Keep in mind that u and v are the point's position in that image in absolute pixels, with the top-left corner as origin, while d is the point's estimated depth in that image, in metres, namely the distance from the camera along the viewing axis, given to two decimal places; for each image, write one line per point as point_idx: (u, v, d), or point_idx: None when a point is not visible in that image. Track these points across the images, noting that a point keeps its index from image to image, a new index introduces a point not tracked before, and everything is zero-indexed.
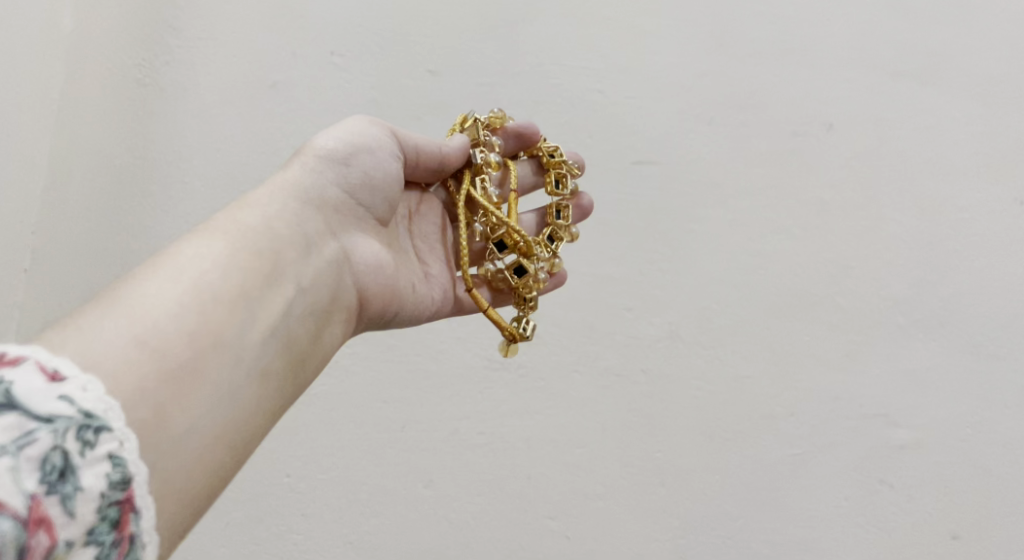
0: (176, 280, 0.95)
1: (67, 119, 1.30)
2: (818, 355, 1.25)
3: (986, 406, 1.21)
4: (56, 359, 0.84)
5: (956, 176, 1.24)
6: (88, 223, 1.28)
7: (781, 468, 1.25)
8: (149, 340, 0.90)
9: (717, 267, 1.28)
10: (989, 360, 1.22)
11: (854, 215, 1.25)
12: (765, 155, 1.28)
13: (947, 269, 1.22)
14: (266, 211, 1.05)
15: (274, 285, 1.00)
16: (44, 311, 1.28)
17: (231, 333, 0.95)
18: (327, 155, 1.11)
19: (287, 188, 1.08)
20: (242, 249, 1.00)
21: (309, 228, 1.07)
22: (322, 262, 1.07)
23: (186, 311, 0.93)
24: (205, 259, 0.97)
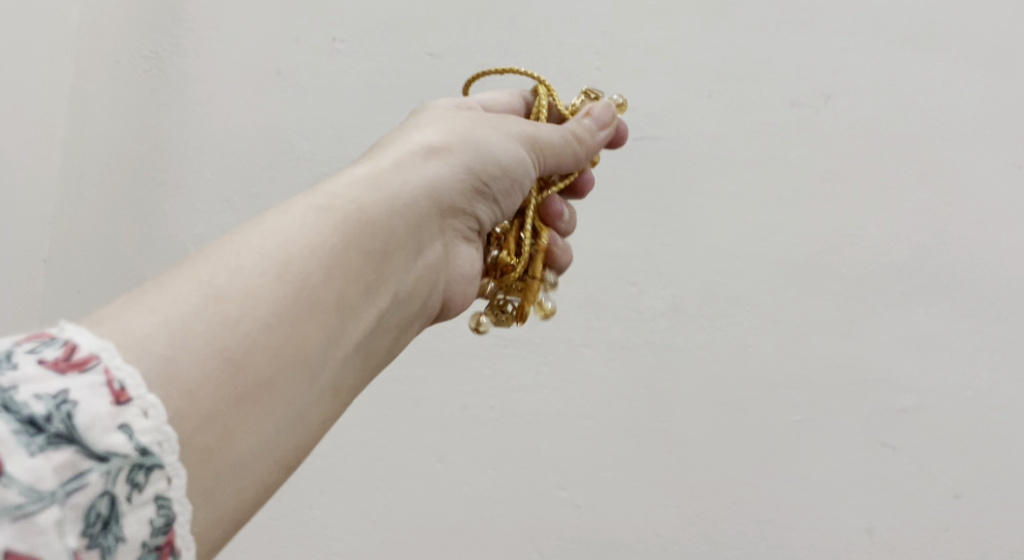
0: (274, 285, 0.86)
1: (78, 111, 1.43)
2: (820, 323, 1.28)
3: (986, 367, 1.26)
4: (129, 376, 0.78)
5: (955, 142, 1.27)
6: (103, 213, 1.42)
7: (785, 435, 1.29)
8: (240, 354, 0.83)
9: (719, 239, 1.30)
10: (989, 321, 1.26)
11: (853, 183, 1.29)
12: (764, 126, 1.30)
13: (946, 234, 1.27)
14: (388, 207, 0.94)
15: (373, 298, 0.93)
16: (67, 298, 1.42)
17: (319, 354, 0.87)
18: (468, 151, 1.01)
19: (417, 182, 0.97)
20: (352, 256, 0.90)
21: (418, 231, 0.97)
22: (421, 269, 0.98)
23: (277, 325, 0.85)
24: (310, 262, 0.88)
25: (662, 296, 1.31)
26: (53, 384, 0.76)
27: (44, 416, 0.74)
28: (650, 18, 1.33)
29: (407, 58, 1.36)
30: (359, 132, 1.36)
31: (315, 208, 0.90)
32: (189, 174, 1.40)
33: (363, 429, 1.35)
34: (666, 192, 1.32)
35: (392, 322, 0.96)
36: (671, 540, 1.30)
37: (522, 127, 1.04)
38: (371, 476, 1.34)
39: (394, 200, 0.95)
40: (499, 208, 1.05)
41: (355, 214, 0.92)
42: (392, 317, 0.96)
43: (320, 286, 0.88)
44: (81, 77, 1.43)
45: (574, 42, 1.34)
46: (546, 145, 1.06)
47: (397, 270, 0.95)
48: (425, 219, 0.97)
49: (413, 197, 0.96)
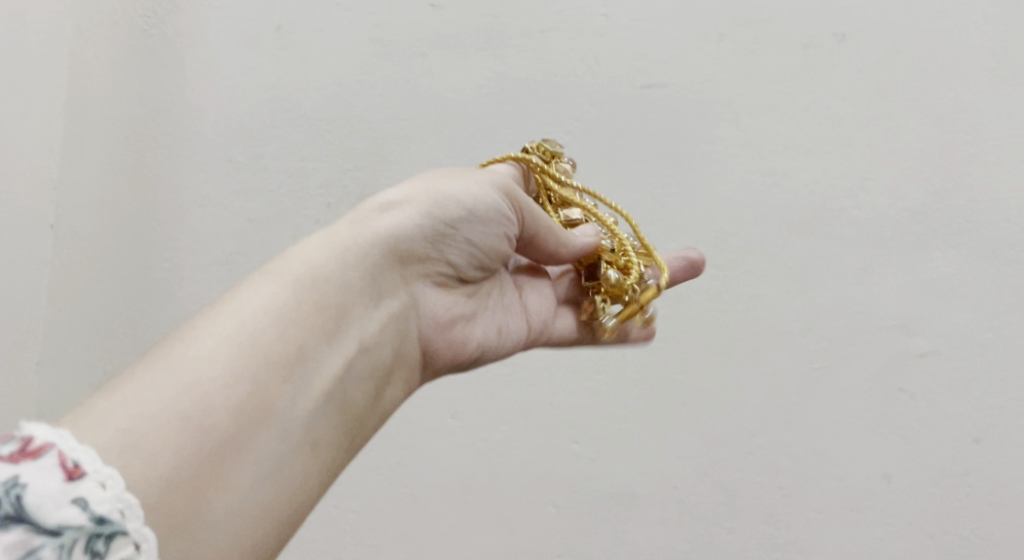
0: (233, 347, 0.92)
1: (77, 74, 1.42)
2: (834, 270, 1.27)
3: (1004, 309, 1.24)
4: (81, 451, 0.84)
5: (972, 81, 1.25)
6: (108, 176, 1.41)
7: (800, 383, 1.28)
8: (195, 418, 0.89)
9: (731, 186, 1.29)
10: (1008, 263, 1.24)
11: (867, 125, 1.26)
12: (775, 70, 1.28)
13: (963, 177, 1.25)
14: (343, 267, 0.99)
15: (339, 349, 0.97)
16: (75, 262, 1.42)
17: (285, 405, 0.93)
18: (426, 203, 1.03)
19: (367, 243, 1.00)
20: (306, 311, 0.96)
21: (376, 284, 1.01)
22: (389, 316, 1.01)
23: (237, 386, 0.91)
24: (261, 323, 0.94)
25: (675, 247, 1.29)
26: (5, 472, 0.82)
27: None
28: None
29: (410, 11, 1.35)
30: (363, 89, 1.35)
31: (272, 274, 0.97)
32: (192, 135, 1.39)
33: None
34: (676, 141, 1.30)
35: (364, 374, 0.99)
36: (686, 491, 1.29)
37: (481, 178, 1.06)
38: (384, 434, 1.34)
39: (338, 257, 0.99)
40: (472, 250, 1.05)
41: (311, 275, 0.97)
42: (369, 365, 0.99)
43: (279, 344, 0.93)
44: (79, 38, 1.41)
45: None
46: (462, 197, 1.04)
47: (355, 321, 0.98)
48: (382, 271, 1.01)
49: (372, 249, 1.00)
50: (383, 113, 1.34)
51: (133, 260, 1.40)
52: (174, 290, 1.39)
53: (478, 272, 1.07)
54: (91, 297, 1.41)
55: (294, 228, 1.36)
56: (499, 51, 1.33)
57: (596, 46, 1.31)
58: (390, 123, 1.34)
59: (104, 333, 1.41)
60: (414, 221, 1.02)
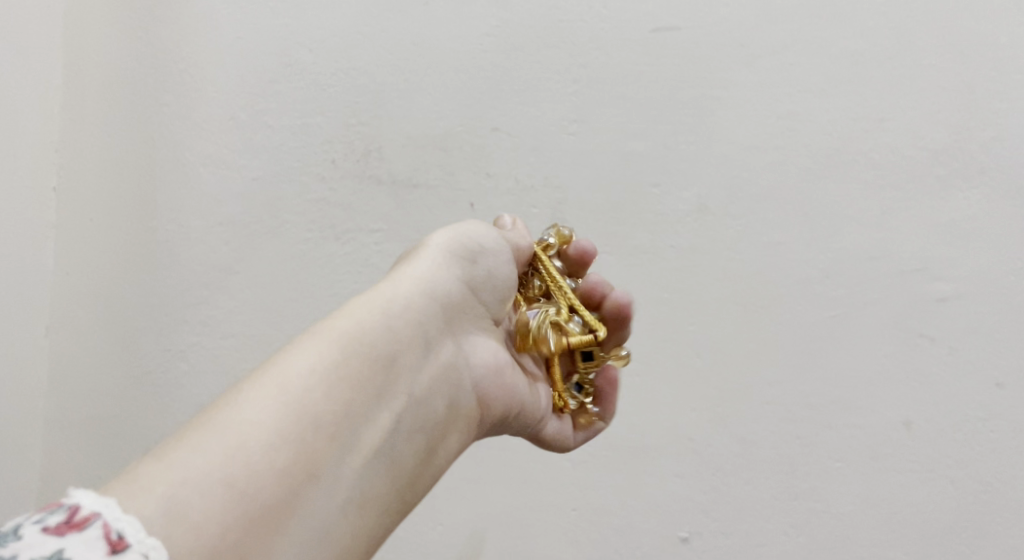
0: (281, 406, 0.94)
1: (73, 40, 1.48)
2: (852, 215, 1.27)
3: None
4: (125, 520, 0.84)
5: (995, 16, 1.25)
6: (104, 140, 1.46)
7: (820, 329, 1.28)
8: (242, 479, 0.90)
9: (745, 133, 1.30)
10: None
11: (886, 65, 1.27)
12: (792, 12, 1.29)
13: (988, 114, 1.25)
14: (387, 322, 1.03)
15: (387, 405, 1.00)
16: (81, 225, 1.47)
17: (337, 460, 0.96)
18: (449, 255, 1.09)
19: (404, 297, 1.05)
20: (353, 367, 0.99)
21: (418, 338, 1.04)
22: (434, 369, 1.05)
23: (286, 443, 0.93)
24: (308, 382, 0.96)
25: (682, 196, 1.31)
26: (50, 545, 0.81)
27: None
28: None
29: None
30: (369, 43, 1.40)
31: (319, 333, 1.00)
32: (194, 95, 1.45)
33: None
34: (681, 88, 1.31)
35: (411, 427, 1.01)
36: (702, 441, 1.31)
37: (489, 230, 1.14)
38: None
39: (380, 313, 1.03)
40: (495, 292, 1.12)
41: (358, 331, 1.01)
42: (416, 419, 1.02)
43: (325, 400, 0.96)
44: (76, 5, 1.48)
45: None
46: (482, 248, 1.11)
47: (398, 372, 1.01)
48: (423, 323, 1.05)
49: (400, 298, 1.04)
50: (389, 68, 1.39)
51: (140, 223, 1.46)
52: (189, 251, 1.44)
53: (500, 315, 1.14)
54: (100, 258, 1.46)
55: (301, 186, 1.41)
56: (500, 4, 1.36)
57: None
58: (394, 79, 1.39)
59: (114, 294, 1.46)
60: (438, 273, 1.08)
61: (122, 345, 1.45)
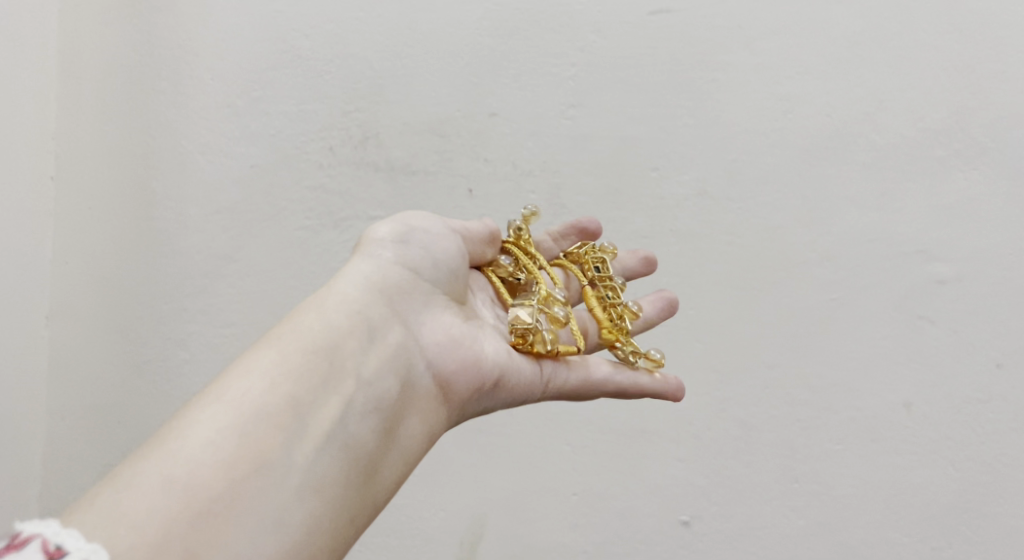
0: (173, 499, 0.94)
1: (143, 157, 1.54)
2: (827, 459, 1.40)
3: (972, 525, 1.37)
4: (63, 533, 0.90)
5: (990, 310, 1.36)
6: (152, 262, 1.54)
7: (772, 556, 1.41)
8: (151, 530, 0.92)
9: (746, 371, 1.41)
10: (987, 486, 1.36)
11: (883, 332, 1.38)
12: (808, 266, 1.39)
13: (964, 399, 1.37)
14: (265, 391, 1.01)
15: (274, 477, 0.98)
16: (119, 338, 1.55)
17: (265, 494, 0.97)
18: (354, 319, 1.08)
19: (290, 363, 1.03)
20: (245, 441, 0.98)
21: (293, 403, 1.01)
22: (315, 415, 1.01)
23: (166, 538, 0.92)
24: (211, 451, 0.97)
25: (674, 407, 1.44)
26: None
27: None
28: (715, 145, 1.41)
29: (476, 160, 1.46)
30: (405, 211, 1.47)
31: (214, 399, 1.00)
32: (250, 242, 1.51)
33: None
34: (689, 306, 1.43)
35: (306, 487, 0.99)
36: None
37: (382, 258, 1.13)
38: (385, 527, 1.50)
39: (273, 381, 1.02)
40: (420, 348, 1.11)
41: (253, 403, 1.00)
42: (307, 495, 0.98)
43: (245, 433, 0.98)
44: (153, 125, 1.53)
45: (622, 150, 1.43)
46: (401, 316, 1.11)
47: (298, 404, 1.01)
48: (305, 390, 1.02)
49: (305, 364, 1.04)
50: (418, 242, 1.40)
51: (167, 342, 1.53)
52: (189, 376, 1.52)
53: (419, 348, 1.11)
54: (106, 372, 1.55)
55: None
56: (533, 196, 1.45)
57: (627, 203, 1.43)
58: None
59: (108, 406, 1.55)
60: (331, 313, 1.08)
61: (128, 450, 1.55)
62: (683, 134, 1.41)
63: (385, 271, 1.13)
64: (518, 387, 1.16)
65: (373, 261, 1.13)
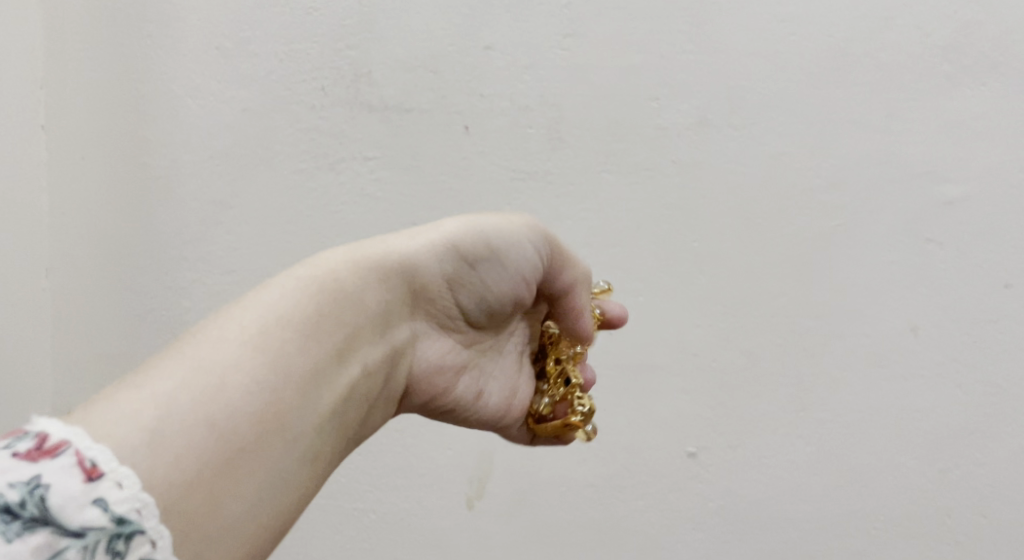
0: (196, 423, 0.94)
1: (131, 103, 1.51)
2: (833, 386, 1.39)
3: (980, 448, 1.37)
4: (97, 447, 0.89)
5: (997, 231, 1.34)
6: (148, 211, 1.52)
7: (777, 482, 1.42)
8: (169, 449, 0.92)
9: (750, 301, 1.40)
10: (994, 408, 1.36)
11: (889, 257, 1.36)
12: (811, 191, 1.37)
13: (971, 321, 1.35)
14: (297, 341, 1.01)
15: (285, 432, 0.98)
16: (120, 289, 1.55)
17: (272, 449, 0.97)
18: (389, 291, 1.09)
19: (324, 320, 1.03)
20: (270, 386, 0.98)
21: (318, 365, 1.02)
22: (331, 384, 1.03)
23: (180, 462, 0.92)
24: (239, 384, 0.96)
25: (681, 341, 1.42)
26: (26, 472, 0.87)
27: (20, 503, 0.86)
28: (716, 71, 1.38)
29: (472, 94, 1.43)
30: (401, 151, 1.45)
31: (251, 328, 0.99)
32: (245, 187, 1.49)
33: (385, 431, 1.50)
34: (694, 240, 1.40)
35: (308, 451, 1.00)
36: None
37: (441, 235, 1.12)
38: (394, 469, 1.50)
39: (306, 335, 1.01)
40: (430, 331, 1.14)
41: (285, 353, 1.00)
42: (306, 457, 1.00)
43: (270, 391, 0.98)
44: (138, 70, 1.50)
45: (622, 79, 1.40)
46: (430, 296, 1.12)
47: (319, 379, 1.02)
48: (331, 353, 1.03)
49: (336, 337, 1.04)
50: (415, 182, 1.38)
51: (167, 290, 1.53)
52: (191, 324, 1.52)
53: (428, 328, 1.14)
54: (110, 325, 1.56)
55: None
56: (531, 131, 1.42)
57: (628, 134, 1.40)
58: None
59: (114, 357, 1.56)
60: (371, 276, 1.08)
61: None
62: (683, 62, 1.38)
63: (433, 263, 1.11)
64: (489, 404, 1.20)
65: (433, 247, 1.11)
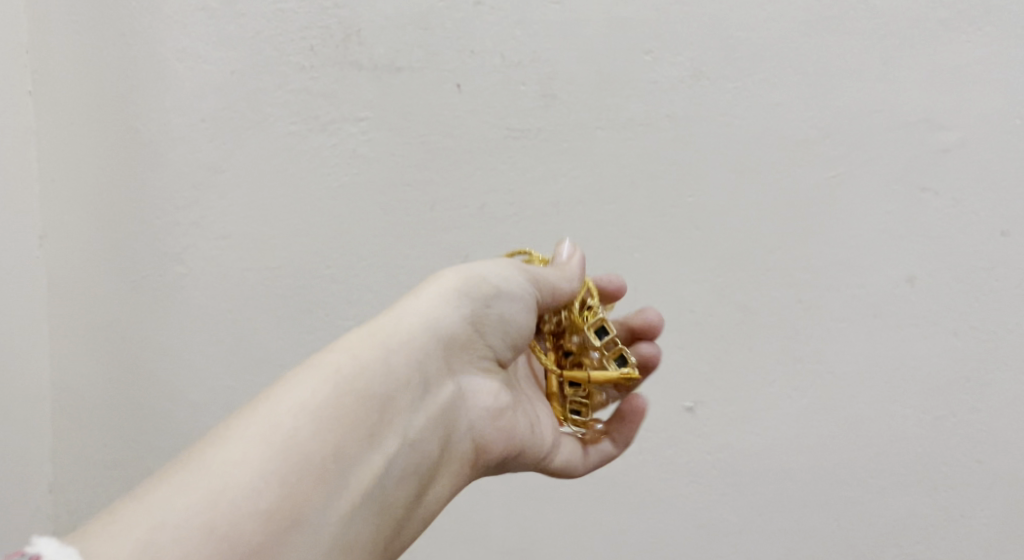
0: (203, 535, 0.97)
1: (118, 67, 1.49)
2: (830, 337, 1.39)
3: (977, 395, 1.37)
4: None
5: (992, 177, 1.33)
6: (140, 177, 1.51)
7: (775, 434, 1.42)
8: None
9: (746, 254, 1.40)
10: (991, 356, 1.36)
11: (885, 206, 1.36)
12: (806, 142, 1.36)
13: (966, 268, 1.35)
14: (312, 436, 1.03)
15: (303, 529, 1.01)
16: (114, 256, 1.54)
17: (289, 550, 1.00)
18: (408, 369, 1.10)
19: (340, 412, 1.05)
20: (283, 488, 1.01)
21: (337, 457, 1.04)
22: (354, 474, 1.05)
23: None
24: (250, 488, 1.00)
25: (676, 296, 1.42)
26: None
27: None
28: (709, 22, 1.36)
29: (463, 51, 1.41)
30: (393, 110, 1.44)
31: (264, 427, 1.03)
32: (237, 150, 1.48)
33: None
34: (689, 194, 1.40)
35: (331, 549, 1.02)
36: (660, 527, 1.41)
37: (440, 298, 1.14)
38: None
39: (322, 428, 1.04)
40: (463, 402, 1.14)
41: (299, 450, 1.02)
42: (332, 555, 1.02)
43: (283, 491, 1.01)
44: (125, 33, 1.48)
45: (615, 32, 1.38)
46: (449, 364, 1.13)
47: (340, 469, 1.04)
48: (351, 443, 1.05)
49: (354, 427, 1.05)
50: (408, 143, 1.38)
51: (162, 256, 1.52)
52: (186, 289, 1.52)
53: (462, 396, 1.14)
54: (104, 292, 1.55)
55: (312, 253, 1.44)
56: (523, 87, 1.41)
57: (621, 89, 1.39)
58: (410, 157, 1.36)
59: (111, 324, 1.56)
60: (385, 355, 1.09)
61: (135, 365, 1.56)
62: (675, 14, 1.37)
63: (443, 330, 1.13)
64: (536, 453, 1.20)
65: (438, 313, 1.13)
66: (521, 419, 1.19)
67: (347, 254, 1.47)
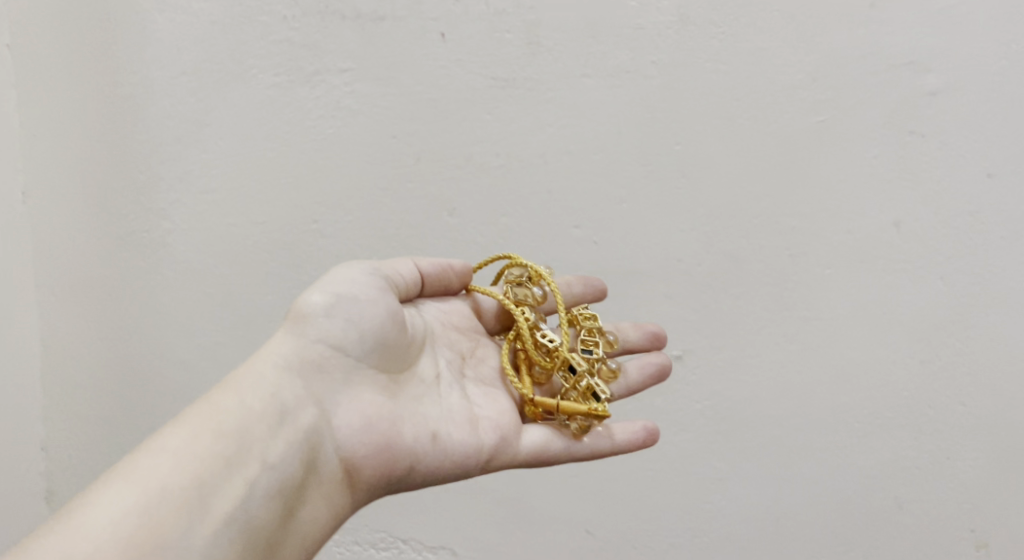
0: None
1: (97, 18, 1.47)
2: (816, 282, 1.40)
3: (961, 338, 1.38)
4: None
5: (977, 119, 1.34)
6: (122, 130, 1.50)
7: (762, 381, 1.43)
8: None
9: (732, 201, 1.39)
10: (975, 298, 1.37)
11: (871, 151, 1.36)
12: (791, 88, 1.36)
13: (950, 211, 1.36)
14: (169, 471, 1.04)
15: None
16: (96, 210, 1.53)
17: None
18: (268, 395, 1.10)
19: (198, 444, 1.06)
20: (144, 523, 1.01)
21: (197, 489, 1.04)
22: (217, 501, 1.04)
23: None
24: (108, 528, 1.00)
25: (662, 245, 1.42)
26: None
27: None
28: None
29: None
30: (376, 61, 1.42)
31: (126, 468, 1.04)
32: (219, 103, 1.46)
33: None
34: (674, 142, 1.39)
35: None
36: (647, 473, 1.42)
37: (300, 325, 1.14)
38: None
39: (183, 462, 1.04)
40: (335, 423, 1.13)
41: (159, 485, 1.03)
42: None
43: (142, 526, 1.01)
44: None
45: None
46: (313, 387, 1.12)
47: (200, 499, 1.03)
48: (209, 471, 1.05)
49: (215, 457, 1.05)
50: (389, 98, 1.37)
51: (145, 211, 1.51)
52: (171, 244, 1.51)
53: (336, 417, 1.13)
54: (88, 248, 1.54)
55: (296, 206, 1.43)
56: (508, 36, 1.40)
57: (606, 36, 1.39)
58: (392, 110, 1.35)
59: (95, 281, 1.55)
60: (244, 387, 1.10)
61: (121, 320, 1.56)
62: None
63: (302, 355, 1.13)
64: (434, 466, 1.16)
65: (297, 340, 1.14)
66: (417, 430, 1.16)
67: (330, 207, 1.46)
